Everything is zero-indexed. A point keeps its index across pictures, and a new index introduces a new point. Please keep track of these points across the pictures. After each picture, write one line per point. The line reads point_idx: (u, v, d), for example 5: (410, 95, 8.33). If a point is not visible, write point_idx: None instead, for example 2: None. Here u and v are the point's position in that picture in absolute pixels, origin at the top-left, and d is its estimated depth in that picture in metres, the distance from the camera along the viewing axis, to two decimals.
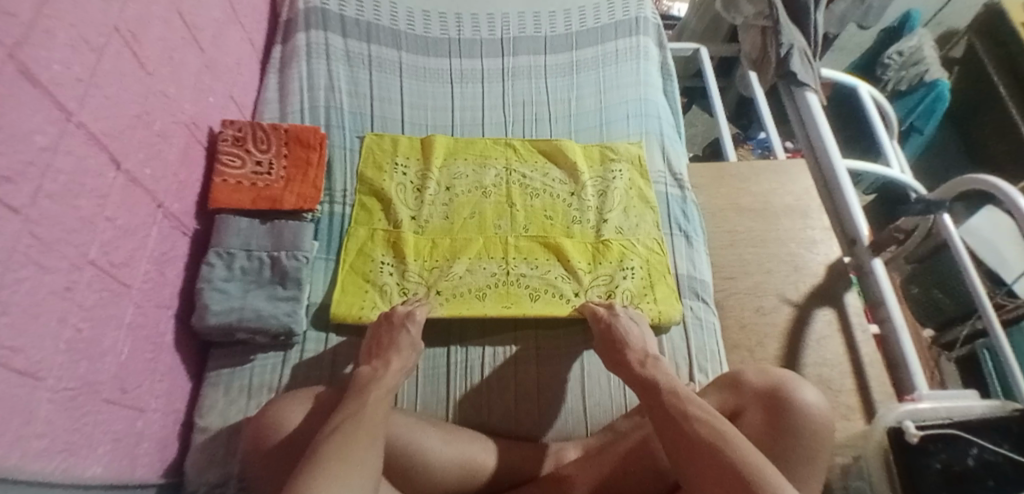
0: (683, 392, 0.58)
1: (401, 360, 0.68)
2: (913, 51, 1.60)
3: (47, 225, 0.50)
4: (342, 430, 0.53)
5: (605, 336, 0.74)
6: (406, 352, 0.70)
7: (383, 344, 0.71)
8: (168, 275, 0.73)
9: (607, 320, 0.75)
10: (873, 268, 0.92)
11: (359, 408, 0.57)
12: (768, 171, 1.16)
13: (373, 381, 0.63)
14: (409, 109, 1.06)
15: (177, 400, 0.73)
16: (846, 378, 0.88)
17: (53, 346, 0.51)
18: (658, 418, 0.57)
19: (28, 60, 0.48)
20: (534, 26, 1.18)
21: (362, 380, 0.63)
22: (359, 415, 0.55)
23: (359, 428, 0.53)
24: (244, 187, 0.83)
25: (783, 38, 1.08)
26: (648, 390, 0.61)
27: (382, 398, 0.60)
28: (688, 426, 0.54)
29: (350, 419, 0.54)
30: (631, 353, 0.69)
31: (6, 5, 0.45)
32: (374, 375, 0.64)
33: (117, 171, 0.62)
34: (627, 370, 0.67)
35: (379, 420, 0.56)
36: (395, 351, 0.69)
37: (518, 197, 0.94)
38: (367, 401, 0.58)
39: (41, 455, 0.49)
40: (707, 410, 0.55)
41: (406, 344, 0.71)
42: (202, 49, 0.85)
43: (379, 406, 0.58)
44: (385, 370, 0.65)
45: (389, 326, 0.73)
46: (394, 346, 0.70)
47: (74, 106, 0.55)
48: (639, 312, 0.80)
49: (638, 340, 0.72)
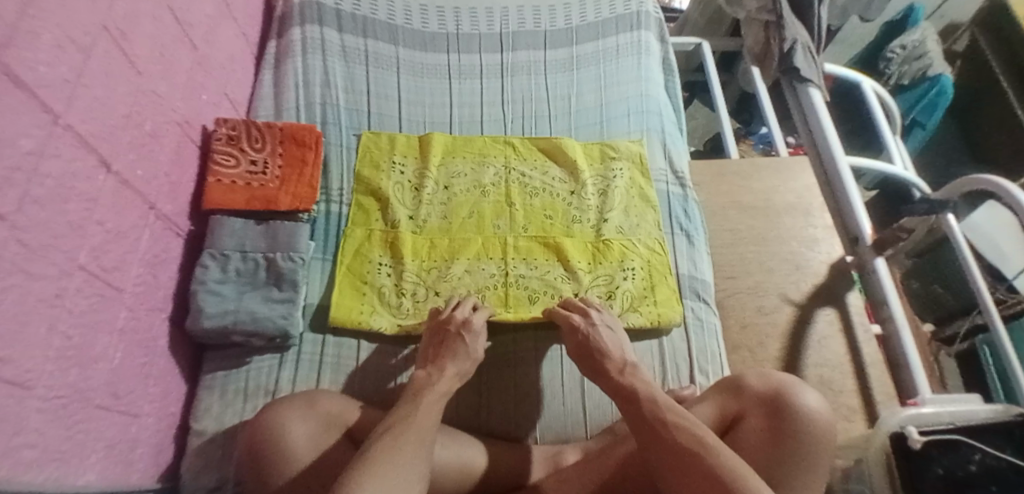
0: (662, 400, 0.58)
1: (456, 367, 0.68)
2: (916, 44, 1.58)
3: (34, 231, 0.49)
4: (391, 433, 0.53)
5: (582, 349, 0.71)
6: (462, 359, 0.69)
7: (439, 350, 0.70)
8: (162, 277, 0.71)
9: (584, 332, 0.72)
10: (875, 267, 0.90)
11: (410, 412, 0.57)
12: (770, 168, 1.14)
13: (428, 386, 0.63)
14: (407, 106, 1.05)
15: (172, 404, 0.73)
16: (847, 379, 0.88)
17: (43, 354, 0.50)
18: (638, 428, 0.57)
19: (13, 62, 0.47)
20: (533, 20, 1.16)
21: (418, 385, 0.64)
22: (410, 418, 0.56)
23: (410, 432, 0.54)
24: (239, 187, 0.81)
25: (787, 33, 1.06)
26: (627, 400, 0.61)
27: (434, 405, 0.60)
28: (665, 431, 0.55)
29: (403, 421, 0.56)
30: (608, 362, 0.68)
31: None
32: (429, 380, 0.64)
33: (107, 173, 0.60)
34: (606, 379, 0.66)
35: (429, 426, 0.56)
36: (450, 357, 0.68)
37: (517, 197, 0.93)
38: (420, 406, 0.59)
39: (32, 467, 0.48)
40: (687, 419, 0.55)
41: (462, 352, 0.69)
42: (195, 46, 0.83)
43: (433, 409, 0.59)
44: (440, 376, 0.65)
45: (448, 333, 0.72)
46: (450, 352, 0.69)
47: (61, 108, 0.53)
48: (614, 318, 0.77)
49: (615, 347, 0.70)
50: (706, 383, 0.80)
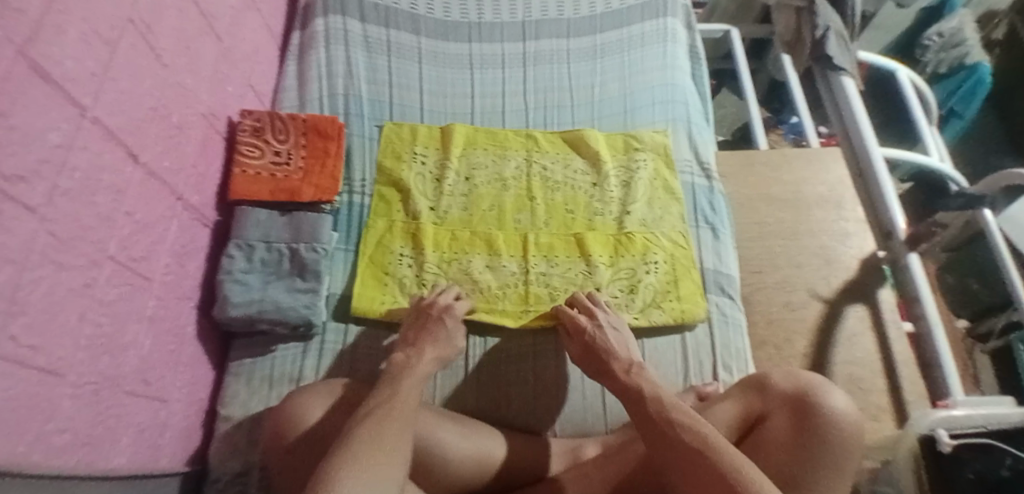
0: (667, 400, 0.57)
1: (436, 352, 0.68)
2: (954, 32, 1.51)
3: (63, 223, 0.50)
4: (372, 418, 0.53)
5: (584, 349, 0.71)
6: (443, 345, 0.69)
7: (419, 333, 0.70)
8: (190, 267, 0.73)
9: (590, 334, 0.71)
10: (909, 263, 0.87)
11: (391, 395, 0.57)
12: (801, 159, 1.11)
13: (407, 368, 0.63)
14: (428, 96, 1.04)
15: (200, 390, 0.75)
16: (876, 377, 0.85)
17: (73, 343, 0.51)
18: (644, 428, 0.56)
19: (39, 57, 0.47)
20: (557, 9, 1.14)
21: (395, 368, 0.63)
22: (390, 403, 0.56)
23: (392, 417, 0.53)
24: (263, 178, 0.82)
25: (819, 20, 1.03)
26: (633, 399, 0.60)
27: (414, 388, 0.60)
28: (672, 431, 0.53)
29: (382, 408, 0.55)
30: (614, 363, 0.67)
31: (14, 0, 0.44)
32: (408, 362, 0.64)
33: (135, 165, 0.62)
34: (612, 379, 0.65)
35: (409, 410, 0.56)
36: (430, 340, 0.69)
37: (539, 191, 0.92)
38: (400, 389, 0.59)
39: (61, 451, 0.50)
40: (692, 416, 0.54)
41: (443, 337, 0.70)
42: (219, 38, 0.84)
43: (412, 393, 0.59)
44: (419, 357, 0.65)
45: (429, 316, 0.72)
46: (430, 336, 0.70)
47: (89, 102, 0.54)
48: (621, 319, 0.75)
49: (621, 347, 0.69)
50: (730, 380, 0.79)
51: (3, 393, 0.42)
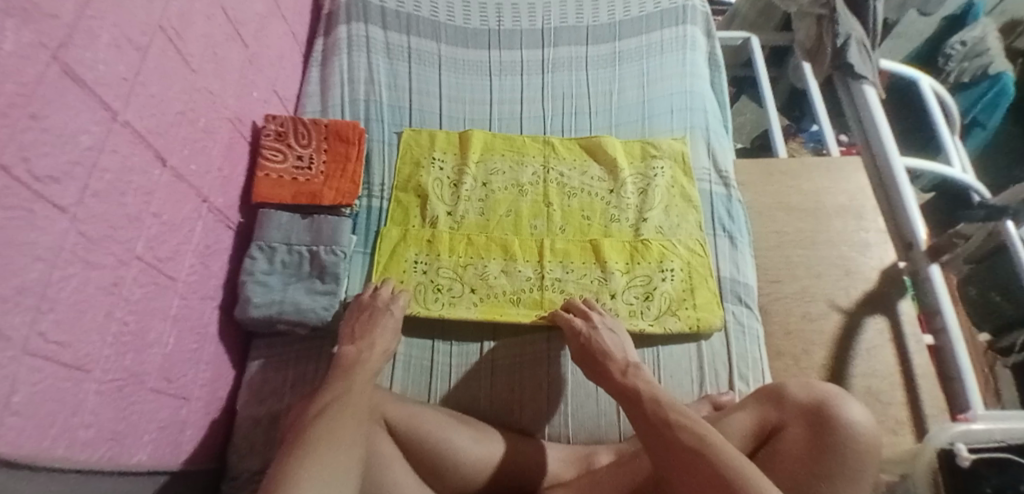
0: (664, 400, 0.57)
1: (384, 343, 0.69)
2: (977, 41, 1.48)
3: (94, 223, 0.52)
4: (328, 414, 0.53)
5: (583, 352, 0.71)
6: (389, 335, 0.71)
7: (368, 324, 0.72)
8: (213, 267, 0.75)
9: (585, 336, 0.72)
10: (930, 274, 0.85)
11: (344, 390, 0.58)
12: (821, 168, 1.10)
13: (358, 362, 0.64)
14: (447, 102, 1.05)
15: (221, 388, 0.76)
16: (895, 390, 0.84)
17: (101, 340, 0.53)
18: (642, 430, 0.56)
19: (72, 61, 0.49)
20: (576, 15, 1.15)
21: (346, 363, 0.64)
22: (345, 397, 0.56)
23: (347, 411, 0.54)
24: (285, 182, 0.84)
25: (839, 28, 1.02)
26: (631, 403, 0.59)
27: (367, 380, 0.61)
28: (670, 431, 0.53)
29: (337, 402, 0.55)
30: (611, 364, 0.67)
31: (48, 6, 0.46)
32: (359, 356, 0.65)
33: (162, 168, 0.63)
34: (608, 381, 0.65)
35: (364, 403, 0.57)
36: (379, 332, 0.70)
37: (555, 198, 0.93)
38: (353, 384, 0.59)
39: (86, 445, 0.51)
40: (689, 416, 0.53)
41: (390, 328, 0.72)
42: (245, 44, 0.86)
43: (364, 385, 0.60)
44: (371, 350, 0.67)
45: (375, 308, 0.74)
46: (377, 327, 0.71)
47: (119, 105, 0.56)
48: (619, 322, 0.76)
49: (618, 350, 0.70)
50: (746, 390, 0.79)
51: (29, 386, 0.43)
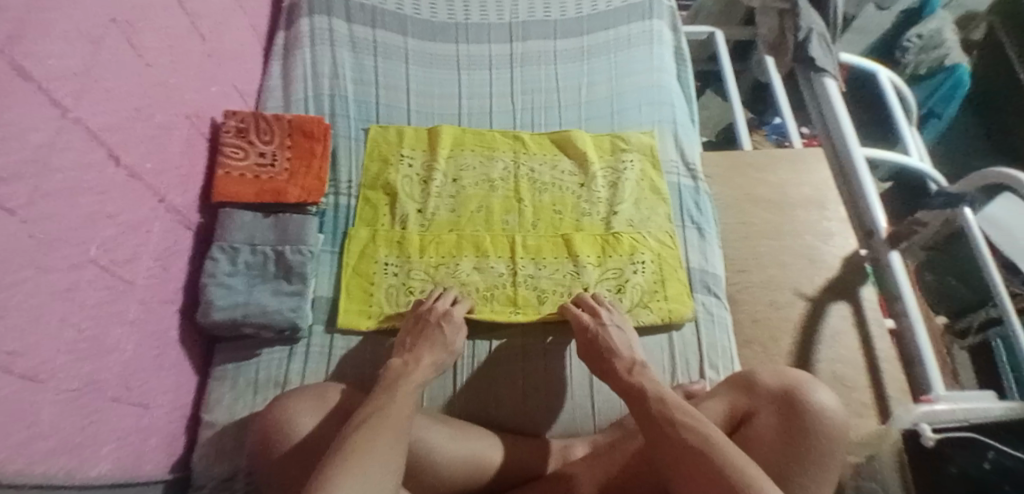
0: (670, 399, 0.57)
1: (431, 357, 0.68)
2: (932, 34, 1.56)
3: (44, 224, 0.49)
4: (365, 426, 0.51)
5: (590, 347, 0.72)
6: (439, 350, 0.69)
7: (417, 338, 0.70)
8: (172, 270, 0.72)
9: (593, 331, 0.72)
10: (890, 262, 0.88)
11: (386, 404, 0.55)
12: (785, 161, 1.13)
13: (403, 375, 0.62)
14: (416, 97, 1.04)
15: (183, 395, 0.73)
16: (860, 375, 0.86)
17: (55, 347, 0.50)
18: (646, 426, 0.56)
19: (21, 56, 0.46)
20: (544, 10, 1.14)
21: (391, 377, 0.62)
22: (386, 410, 0.54)
23: (383, 425, 0.52)
24: (248, 179, 0.81)
25: (801, 22, 1.06)
26: (635, 398, 0.60)
27: (410, 392, 0.59)
28: (672, 429, 0.53)
29: (376, 414, 0.53)
30: (617, 362, 0.67)
31: None
32: (404, 370, 0.63)
33: (117, 166, 0.60)
34: (615, 378, 0.66)
35: (406, 418, 0.55)
36: (427, 347, 0.68)
37: (527, 193, 0.92)
38: (396, 398, 0.57)
39: (47, 455, 0.49)
40: (693, 417, 0.54)
41: (440, 342, 0.70)
42: (204, 38, 0.83)
43: (407, 402, 0.57)
44: (416, 365, 0.65)
45: (428, 322, 0.72)
46: (429, 341, 0.69)
47: (70, 102, 0.53)
48: (626, 318, 0.76)
49: (624, 347, 0.70)
50: (716, 378, 0.80)
51: None
